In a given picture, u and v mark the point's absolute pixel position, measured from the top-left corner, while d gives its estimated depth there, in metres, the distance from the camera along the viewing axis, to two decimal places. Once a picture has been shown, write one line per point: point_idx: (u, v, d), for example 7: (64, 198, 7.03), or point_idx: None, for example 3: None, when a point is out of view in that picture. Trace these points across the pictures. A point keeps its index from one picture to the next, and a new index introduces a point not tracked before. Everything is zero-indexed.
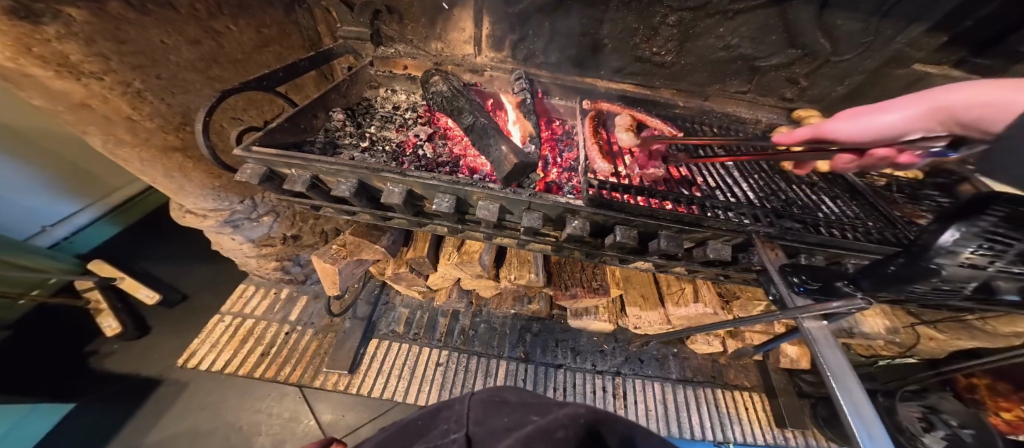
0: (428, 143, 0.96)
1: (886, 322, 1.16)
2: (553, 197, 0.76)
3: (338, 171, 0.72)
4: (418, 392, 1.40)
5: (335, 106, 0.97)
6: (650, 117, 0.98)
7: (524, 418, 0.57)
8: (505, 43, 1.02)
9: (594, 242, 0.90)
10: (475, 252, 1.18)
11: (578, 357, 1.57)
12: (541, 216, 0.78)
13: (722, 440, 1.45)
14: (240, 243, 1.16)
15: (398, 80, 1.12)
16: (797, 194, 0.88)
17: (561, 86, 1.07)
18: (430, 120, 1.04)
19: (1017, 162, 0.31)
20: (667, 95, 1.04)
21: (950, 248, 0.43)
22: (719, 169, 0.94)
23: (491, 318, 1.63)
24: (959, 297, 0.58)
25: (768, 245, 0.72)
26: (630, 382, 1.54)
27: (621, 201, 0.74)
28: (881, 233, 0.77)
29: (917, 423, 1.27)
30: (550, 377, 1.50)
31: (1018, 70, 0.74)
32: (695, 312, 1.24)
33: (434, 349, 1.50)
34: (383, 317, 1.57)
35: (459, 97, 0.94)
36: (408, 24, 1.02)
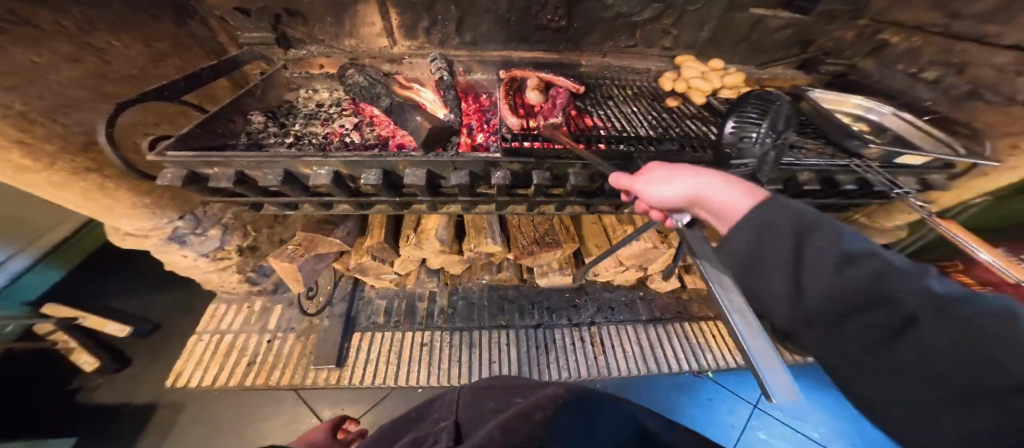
0: (355, 131, 1.03)
1: None
2: (473, 154, 0.84)
3: (261, 163, 0.78)
4: (408, 373, 1.50)
5: (254, 111, 1.02)
6: (557, 77, 1.06)
7: (508, 400, 0.60)
8: (417, 30, 1.08)
9: (523, 195, 1.00)
10: (432, 229, 1.22)
11: (553, 315, 1.72)
12: (468, 174, 0.86)
13: (698, 368, 1.62)
14: (195, 259, 1.22)
15: (316, 79, 1.16)
16: (685, 116, 1.00)
17: (479, 62, 1.14)
18: (355, 111, 1.11)
19: (733, 254, 0.44)
20: (572, 57, 1.13)
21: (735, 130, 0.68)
22: (618, 109, 1.03)
23: (468, 293, 1.74)
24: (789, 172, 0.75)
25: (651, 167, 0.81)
26: (604, 329, 1.70)
27: (529, 147, 0.84)
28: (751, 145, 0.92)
29: None
30: (531, 337, 1.65)
31: (820, 8, 1.03)
32: (639, 248, 1.40)
33: (417, 332, 1.61)
34: (362, 311, 1.65)
35: (375, 84, 1.00)
36: (314, 24, 1.07)
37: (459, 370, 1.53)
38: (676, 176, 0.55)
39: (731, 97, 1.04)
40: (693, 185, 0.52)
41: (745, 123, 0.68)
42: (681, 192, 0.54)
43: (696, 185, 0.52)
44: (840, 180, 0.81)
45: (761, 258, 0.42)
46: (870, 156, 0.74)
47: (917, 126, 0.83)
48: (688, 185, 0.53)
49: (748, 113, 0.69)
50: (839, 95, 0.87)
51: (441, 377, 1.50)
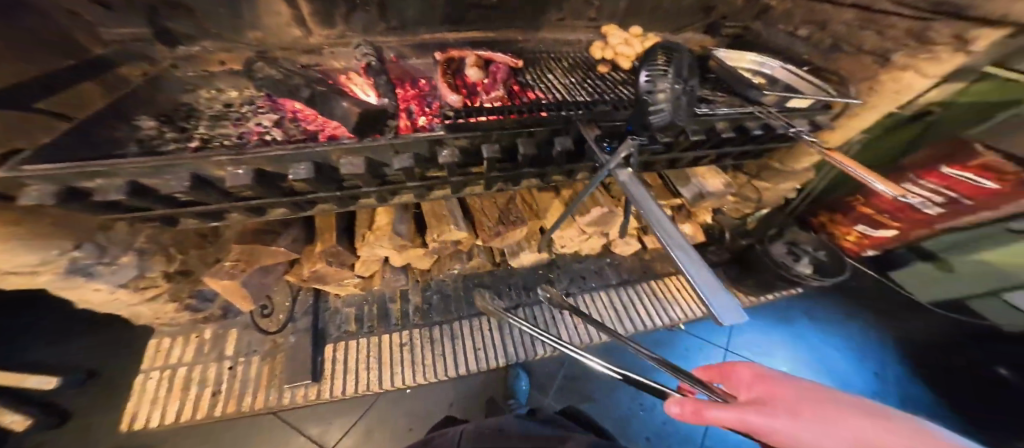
0: (277, 128, 0.86)
1: (723, 178, 1.18)
2: (415, 133, 0.75)
3: (158, 167, 0.58)
4: (394, 376, 1.47)
5: (139, 114, 0.81)
6: (495, 54, 1.03)
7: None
8: (334, 16, 0.99)
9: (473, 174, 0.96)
10: (387, 225, 1.11)
11: (530, 293, 1.74)
12: (413, 156, 0.76)
13: (671, 323, 1.74)
14: (110, 293, 0.92)
15: (219, 77, 0.98)
16: (618, 84, 1.03)
17: (411, 46, 1.09)
18: (272, 107, 0.93)
19: None
20: (506, 35, 1.13)
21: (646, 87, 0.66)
22: (555, 81, 1.05)
23: (442, 286, 1.68)
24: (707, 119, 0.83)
25: (588, 125, 0.87)
26: (581, 299, 1.74)
27: (473, 119, 0.79)
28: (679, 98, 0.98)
29: (789, 256, 1.32)
30: (510, 318, 1.67)
31: None
32: (597, 214, 1.38)
33: (394, 332, 1.55)
34: (330, 321, 1.54)
35: (285, 74, 0.87)
36: (202, 16, 0.90)
37: (444, 363, 1.52)
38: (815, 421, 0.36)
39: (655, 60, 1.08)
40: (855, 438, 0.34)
41: (657, 74, 0.67)
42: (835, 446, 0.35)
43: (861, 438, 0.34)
44: (748, 127, 0.91)
45: None
46: (767, 103, 0.85)
47: (801, 76, 0.90)
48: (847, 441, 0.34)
49: (655, 66, 0.67)
50: (736, 52, 0.95)
51: (428, 373, 1.50)
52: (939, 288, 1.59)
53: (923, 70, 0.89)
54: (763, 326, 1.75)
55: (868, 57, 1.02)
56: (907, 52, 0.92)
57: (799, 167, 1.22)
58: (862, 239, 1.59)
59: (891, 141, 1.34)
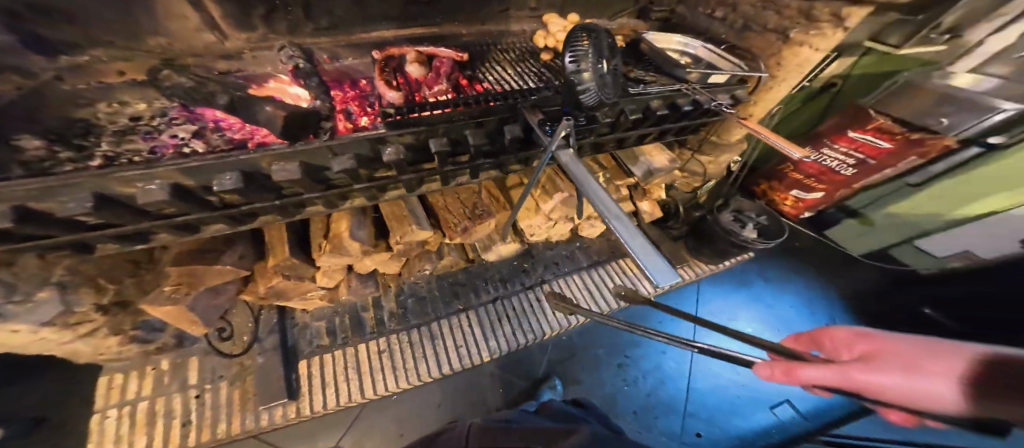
0: (196, 140, 0.79)
1: (666, 155, 1.25)
2: (355, 133, 0.73)
3: (47, 189, 0.52)
4: (376, 383, 1.43)
5: (24, 134, 0.69)
6: (437, 50, 1.01)
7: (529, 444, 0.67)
8: (251, 19, 0.90)
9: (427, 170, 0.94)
10: (344, 231, 1.08)
11: (506, 285, 1.74)
12: (355, 158, 0.74)
13: (643, 298, 1.80)
14: (32, 334, 0.83)
15: (120, 89, 0.84)
16: (560, 70, 1.05)
17: (347, 46, 1.03)
18: (190, 118, 0.85)
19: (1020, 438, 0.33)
20: (450, 29, 1.11)
21: (572, 68, 0.70)
22: (501, 72, 1.05)
23: (415, 288, 1.64)
24: (634, 96, 0.89)
25: (533, 111, 0.89)
26: (555, 284, 1.78)
27: (416, 114, 0.78)
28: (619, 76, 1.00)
29: (735, 223, 1.40)
30: (489, 312, 1.67)
31: None
32: (559, 200, 1.41)
33: (371, 341, 1.50)
34: (300, 337, 1.46)
35: (196, 81, 0.79)
36: (85, 23, 0.74)
37: (426, 366, 1.50)
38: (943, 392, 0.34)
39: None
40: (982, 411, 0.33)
41: (580, 54, 0.71)
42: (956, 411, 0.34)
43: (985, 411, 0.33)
44: (680, 104, 0.96)
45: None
46: (691, 80, 0.93)
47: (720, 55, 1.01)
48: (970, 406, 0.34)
49: (578, 48, 0.71)
50: (663, 35, 1.03)
51: (411, 376, 1.48)
52: (873, 240, 1.80)
53: (814, 45, 0.94)
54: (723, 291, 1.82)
55: (769, 35, 1.03)
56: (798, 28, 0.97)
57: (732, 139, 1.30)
58: (798, 203, 1.81)
59: (804, 112, 1.60)
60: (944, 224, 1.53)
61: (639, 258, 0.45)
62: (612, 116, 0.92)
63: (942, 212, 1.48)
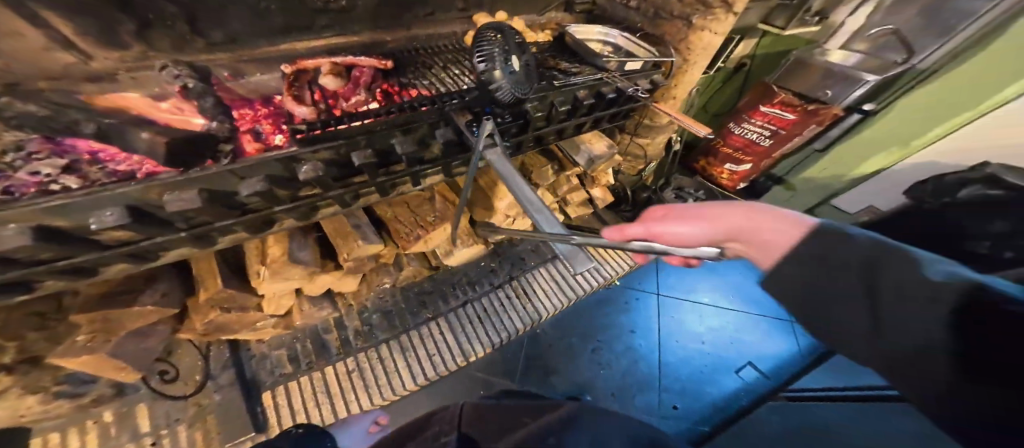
0: (61, 178, 0.62)
1: (604, 141, 1.27)
2: (262, 154, 0.68)
3: None
4: (348, 404, 1.34)
5: None
6: (357, 59, 0.96)
7: (519, 420, 0.68)
8: (120, 36, 0.74)
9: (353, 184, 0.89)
10: (282, 255, 0.99)
11: (474, 287, 1.66)
12: (267, 178, 0.70)
13: (608, 281, 1.85)
14: None
15: None
16: None
17: (256, 61, 0.94)
18: (56, 150, 0.66)
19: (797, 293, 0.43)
20: (373, 36, 1.07)
21: (483, 69, 0.70)
22: (430, 77, 1.02)
23: (377, 302, 1.53)
24: (562, 87, 0.90)
25: (462, 113, 0.85)
26: (524, 279, 1.74)
27: (330, 127, 0.72)
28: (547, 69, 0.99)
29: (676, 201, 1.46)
30: (460, 318, 1.58)
31: None
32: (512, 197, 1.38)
33: (337, 363, 1.38)
34: (258, 368, 1.32)
35: (52, 109, 0.67)
36: None
37: (400, 379, 1.42)
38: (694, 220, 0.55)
39: (528, 41, 1.06)
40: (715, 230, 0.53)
41: (489, 53, 0.71)
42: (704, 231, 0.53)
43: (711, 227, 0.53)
44: (606, 92, 0.98)
45: (826, 292, 0.40)
46: (612, 68, 0.98)
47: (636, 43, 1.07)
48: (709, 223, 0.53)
49: (487, 48, 0.71)
50: (584, 27, 1.07)
51: (386, 391, 1.40)
52: (805, 202, 1.90)
53: (713, 28, 1.02)
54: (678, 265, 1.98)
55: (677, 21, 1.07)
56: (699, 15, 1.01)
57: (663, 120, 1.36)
58: (732, 175, 1.87)
59: (725, 92, 1.96)
60: (847, 183, 1.67)
61: (563, 265, 0.48)
62: (543, 110, 0.93)
63: (842, 174, 1.65)
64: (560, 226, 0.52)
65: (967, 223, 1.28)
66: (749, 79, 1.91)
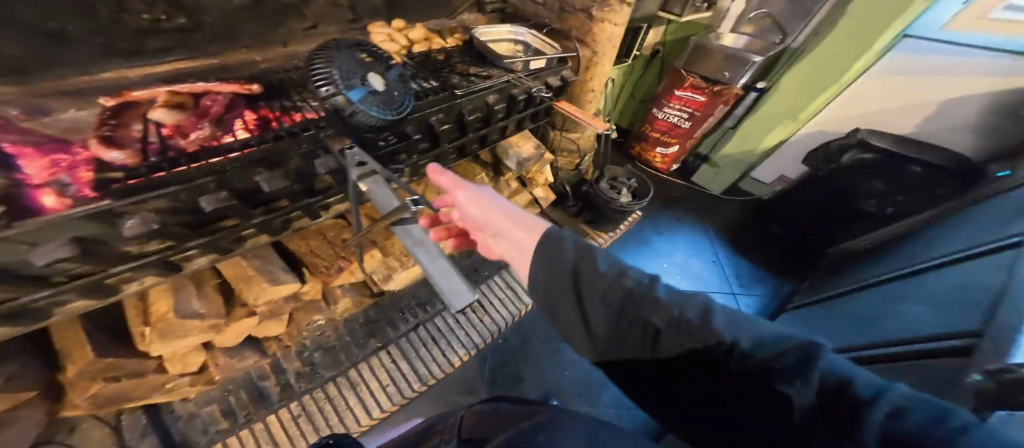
0: None
1: (531, 142, 1.25)
2: (53, 214, 0.39)
3: None
4: (335, 425, 1.01)
5: None
6: (204, 84, 0.62)
7: (513, 420, 0.49)
8: None
9: (214, 233, 0.59)
10: (164, 311, 0.78)
11: (425, 308, 1.30)
12: (81, 239, 0.44)
13: None
14: None
15: None
16: (419, 66, 0.78)
17: (43, 92, 0.60)
18: None
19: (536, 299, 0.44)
20: (239, 58, 0.82)
21: (328, 95, 0.52)
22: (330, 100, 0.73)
23: (307, 338, 1.09)
24: (460, 93, 0.74)
25: (342, 139, 0.58)
26: (478, 291, 1.43)
27: (149, 178, 0.43)
28: (449, 69, 0.82)
29: (612, 191, 1.48)
30: (413, 344, 1.22)
31: None
32: None
33: (282, 408, 0.96)
34: (173, 433, 0.85)
35: None
36: None
37: (366, 409, 1.07)
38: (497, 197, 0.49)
39: (432, 50, 0.87)
40: (511, 212, 0.47)
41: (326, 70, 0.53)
42: (506, 211, 0.46)
43: (509, 210, 0.47)
44: (516, 95, 0.89)
45: (557, 298, 0.41)
46: (517, 68, 0.88)
47: (543, 39, 1.01)
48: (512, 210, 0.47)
49: (326, 70, 0.53)
50: (489, 29, 0.96)
51: (361, 420, 1.05)
52: (733, 173, 1.93)
53: (612, 20, 1.01)
54: (635, 248, 1.70)
55: (582, 14, 1.05)
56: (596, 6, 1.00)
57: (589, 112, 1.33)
58: (664, 158, 1.97)
59: (647, 78, 2.04)
60: (759, 157, 1.84)
61: (435, 281, 0.35)
62: (450, 121, 0.78)
63: (753, 149, 1.80)
64: (441, 250, 0.39)
65: (856, 185, 1.44)
66: (665, 66, 2.00)
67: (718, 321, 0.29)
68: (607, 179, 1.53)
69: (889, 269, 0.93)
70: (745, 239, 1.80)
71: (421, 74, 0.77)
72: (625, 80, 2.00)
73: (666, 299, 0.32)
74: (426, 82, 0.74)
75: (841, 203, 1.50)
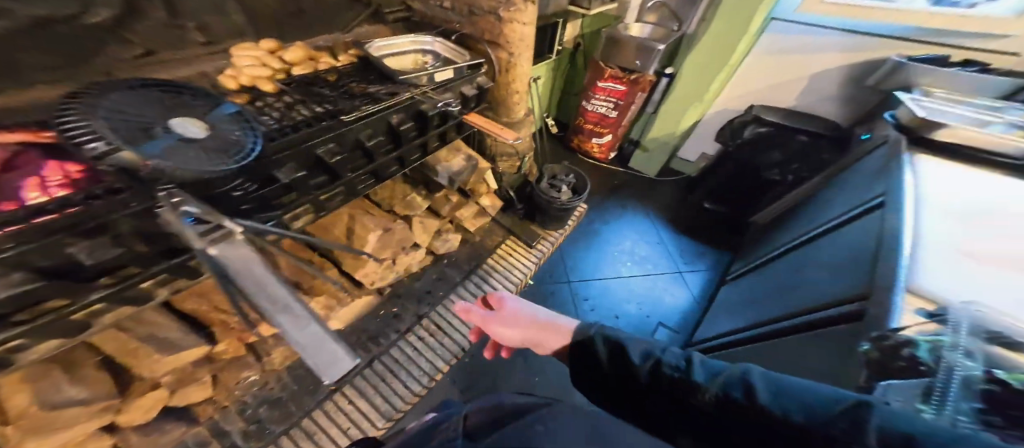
0: None
1: (463, 156, 1.24)
2: None
3: None
4: None
5: None
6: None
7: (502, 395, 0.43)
8: None
9: (35, 320, 0.41)
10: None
11: (379, 342, 1.16)
12: None
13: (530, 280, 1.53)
14: None
15: None
16: (306, 85, 0.71)
17: None
18: None
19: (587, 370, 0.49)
20: None
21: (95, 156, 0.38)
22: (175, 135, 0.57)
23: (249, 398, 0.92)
24: (347, 120, 0.66)
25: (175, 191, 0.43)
26: (436, 314, 1.28)
27: None
28: (342, 90, 0.72)
29: (552, 191, 1.48)
30: (373, 380, 1.09)
31: None
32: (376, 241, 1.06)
33: None
34: None
35: None
36: None
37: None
38: (519, 309, 0.66)
39: (317, 67, 0.78)
40: (529, 315, 0.64)
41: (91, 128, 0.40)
42: (529, 316, 0.64)
43: (529, 314, 0.64)
44: (426, 112, 0.84)
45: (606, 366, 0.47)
46: (424, 83, 0.81)
47: (453, 47, 0.96)
48: (531, 313, 0.64)
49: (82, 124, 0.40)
50: (388, 40, 0.88)
51: None
52: (659, 154, 2.03)
53: (520, 20, 1.00)
54: (586, 244, 1.72)
55: (491, 16, 1.02)
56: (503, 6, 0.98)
57: (518, 114, 1.27)
58: (601, 147, 2.08)
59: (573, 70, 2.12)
60: (679, 138, 1.95)
61: (308, 359, 0.34)
62: (344, 151, 0.71)
63: (673, 131, 1.92)
64: (311, 312, 0.37)
65: (756, 159, 1.63)
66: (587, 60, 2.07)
67: (763, 393, 0.31)
68: (545, 179, 1.53)
69: (805, 228, 1.04)
70: (683, 216, 1.93)
71: (302, 100, 0.67)
72: (553, 76, 2.04)
73: (705, 383, 0.36)
74: (311, 108, 0.66)
75: (749, 177, 1.69)
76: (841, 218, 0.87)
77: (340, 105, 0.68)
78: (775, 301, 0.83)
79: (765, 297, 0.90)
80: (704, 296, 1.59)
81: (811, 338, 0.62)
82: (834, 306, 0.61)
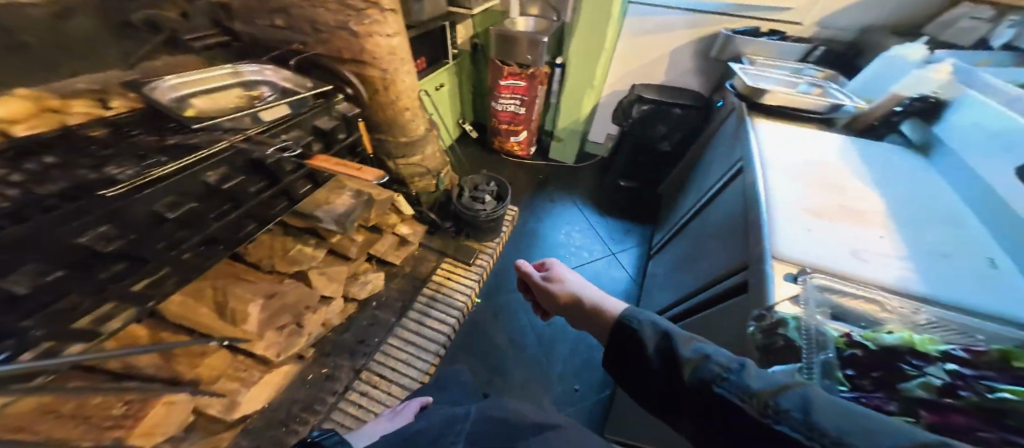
0: None
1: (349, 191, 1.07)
2: None
3: None
4: None
5: None
6: None
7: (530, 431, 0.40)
8: None
9: None
10: None
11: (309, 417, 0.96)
12: None
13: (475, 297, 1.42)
14: None
15: None
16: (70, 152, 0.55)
17: None
18: None
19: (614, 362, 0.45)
20: None
21: None
22: None
23: None
24: (115, 188, 0.50)
25: None
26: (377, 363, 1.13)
27: None
28: (117, 151, 0.57)
29: (476, 203, 1.40)
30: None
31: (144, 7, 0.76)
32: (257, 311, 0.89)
33: None
34: None
35: None
36: None
37: None
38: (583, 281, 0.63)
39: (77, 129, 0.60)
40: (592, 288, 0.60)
41: None
42: (586, 290, 0.60)
43: (589, 288, 0.60)
44: (263, 159, 0.72)
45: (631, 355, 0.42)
46: (250, 126, 0.69)
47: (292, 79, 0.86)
48: (592, 289, 0.59)
49: None
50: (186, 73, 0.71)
51: None
52: (571, 143, 2.11)
53: (382, 32, 0.90)
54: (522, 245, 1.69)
55: (345, 30, 0.89)
56: (355, 21, 0.87)
57: (416, 130, 1.16)
58: (520, 144, 2.10)
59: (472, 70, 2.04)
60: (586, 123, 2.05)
61: None
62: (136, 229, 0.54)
63: (579, 117, 1.99)
64: None
65: (649, 135, 1.79)
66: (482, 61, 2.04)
67: (794, 415, 0.24)
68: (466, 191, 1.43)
69: (700, 194, 1.16)
70: (607, 194, 2.03)
71: (53, 172, 0.51)
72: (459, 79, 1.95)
73: (756, 390, 0.27)
74: (75, 178, 0.50)
75: (646, 152, 1.86)
76: (717, 186, 0.99)
77: (109, 174, 0.52)
78: (692, 270, 0.90)
79: (684, 267, 0.98)
80: (639, 272, 1.61)
81: (720, 313, 0.65)
82: (730, 277, 0.66)
